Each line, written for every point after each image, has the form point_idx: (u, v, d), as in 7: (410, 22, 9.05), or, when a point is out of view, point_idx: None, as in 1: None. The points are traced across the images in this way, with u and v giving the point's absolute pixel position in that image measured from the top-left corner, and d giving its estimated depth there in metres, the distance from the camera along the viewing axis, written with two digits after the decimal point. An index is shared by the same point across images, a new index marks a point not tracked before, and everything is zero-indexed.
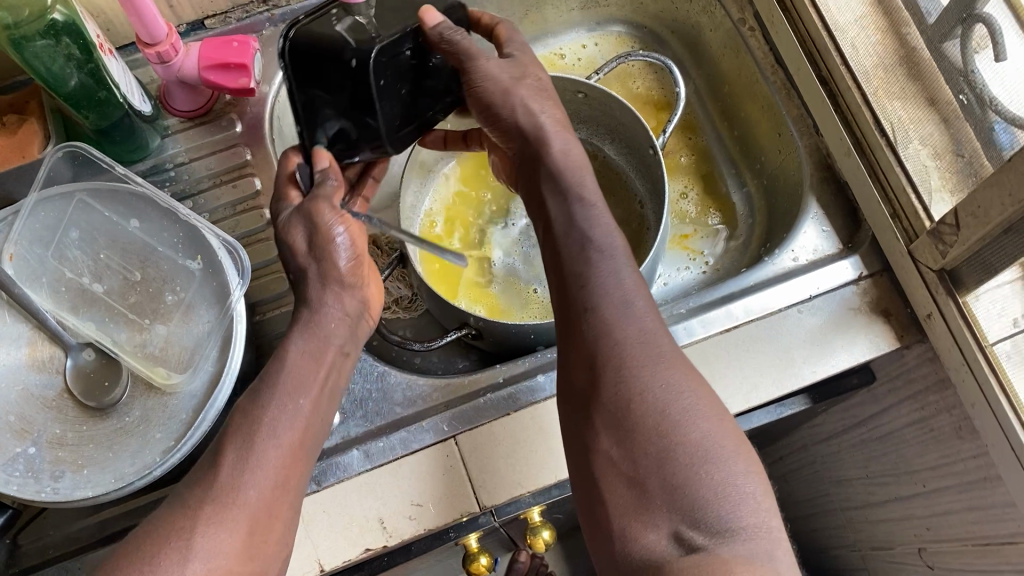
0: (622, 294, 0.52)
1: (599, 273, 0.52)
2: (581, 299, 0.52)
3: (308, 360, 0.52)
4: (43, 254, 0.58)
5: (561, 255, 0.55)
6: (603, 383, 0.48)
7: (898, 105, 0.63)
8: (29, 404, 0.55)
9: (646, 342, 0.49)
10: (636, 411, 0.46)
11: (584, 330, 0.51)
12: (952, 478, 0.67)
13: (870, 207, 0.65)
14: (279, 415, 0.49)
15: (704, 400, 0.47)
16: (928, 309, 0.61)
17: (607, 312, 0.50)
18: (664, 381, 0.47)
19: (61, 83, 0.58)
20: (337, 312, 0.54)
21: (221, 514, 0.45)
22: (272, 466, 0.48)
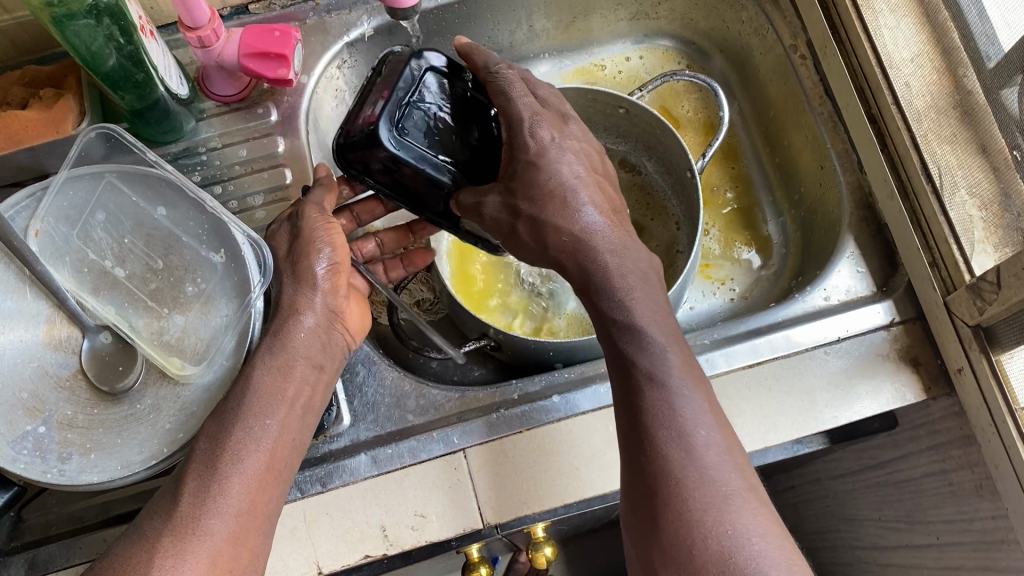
0: (679, 422, 0.47)
1: (657, 396, 0.48)
2: (638, 427, 0.48)
3: (275, 375, 0.54)
4: (69, 234, 0.58)
5: (620, 365, 0.51)
6: (664, 523, 0.44)
7: (947, 149, 0.61)
8: (43, 382, 0.55)
9: (709, 476, 0.45)
10: (699, 556, 0.42)
11: (642, 461, 0.47)
12: (966, 535, 0.65)
13: (909, 252, 0.63)
14: (246, 437, 0.51)
15: (774, 534, 0.44)
16: (960, 363, 0.59)
17: (665, 444, 0.46)
18: (730, 521, 0.43)
19: (100, 61, 0.58)
20: (307, 320, 0.57)
21: (182, 544, 0.45)
22: (237, 493, 0.48)
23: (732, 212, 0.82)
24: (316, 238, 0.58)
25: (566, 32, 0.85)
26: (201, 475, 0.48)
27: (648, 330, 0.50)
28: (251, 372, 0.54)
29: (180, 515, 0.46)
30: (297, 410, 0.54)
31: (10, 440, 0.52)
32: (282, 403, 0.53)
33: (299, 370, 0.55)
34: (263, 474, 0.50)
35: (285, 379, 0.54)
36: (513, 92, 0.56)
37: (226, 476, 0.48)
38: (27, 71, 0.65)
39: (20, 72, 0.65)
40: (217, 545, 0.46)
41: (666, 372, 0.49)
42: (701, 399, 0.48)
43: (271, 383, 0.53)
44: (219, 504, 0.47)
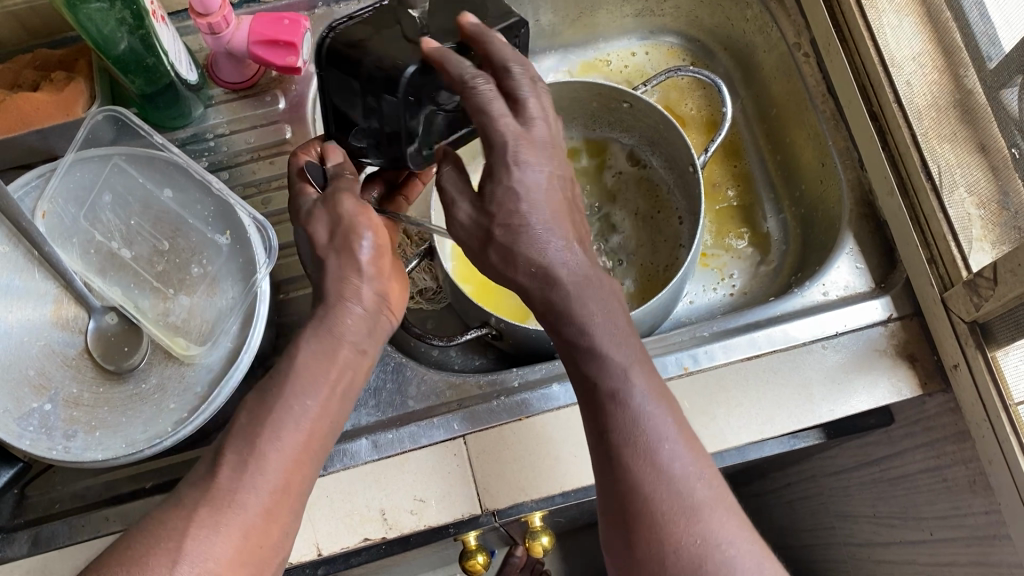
0: (647, 440, 0.47)
1: (620, 413, 0.48)
2: (606, 445, 0.48)
3: (320, 359, 0.51)
4: (77, 215, 0.59)
5: (581, 382, 0.50)
6: (636, 544, 0.46)
7: (947, 147, 0.62)
8: (50, 360, 0.56)
9: (678, 492, 0.46)
10: (676, 574, 0.44)
11: (612, 480, 0.47)
12: (959, 530, 0.66)
13: (908, 248, 0.64)
14: (284, 417, 0.49)
15: (746, 541, 0.45)
16: (955, 359, 0.60)
17: (634, 464, 0.47)
18: (703, 536, 0.45)
19: (111, 45, 0.58)
20: (356, 308, 0.54)
21: (215, 518, 0.44)
22: (274, 471, 0.47)
23: (734, 208, 0.83)
24: (356, 221, 0.55)
25: (572, 27, 0.86)
26: (237, 443, 0.47)
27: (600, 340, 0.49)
28: (295, 352, 0.51)
29: (216, 488, 0.45)
30: (338, 393, 0.52)
31: (16, 416, 0.53)
32: (323, 385, 0.51)
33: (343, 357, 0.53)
34: (298, 455, 0.49)
35: (329, 364, 0.52)
36: (494, 111, 0.49)
37: (263, 447, 0.47)
38: (38, 55, 0.66)
39: (32, 56, 0.66)
40: (251, 520, 0.45)
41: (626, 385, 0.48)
42: (662, 408, 0.48)
43: (314, 364, 0.51)
44: (256, 474, 0.46)
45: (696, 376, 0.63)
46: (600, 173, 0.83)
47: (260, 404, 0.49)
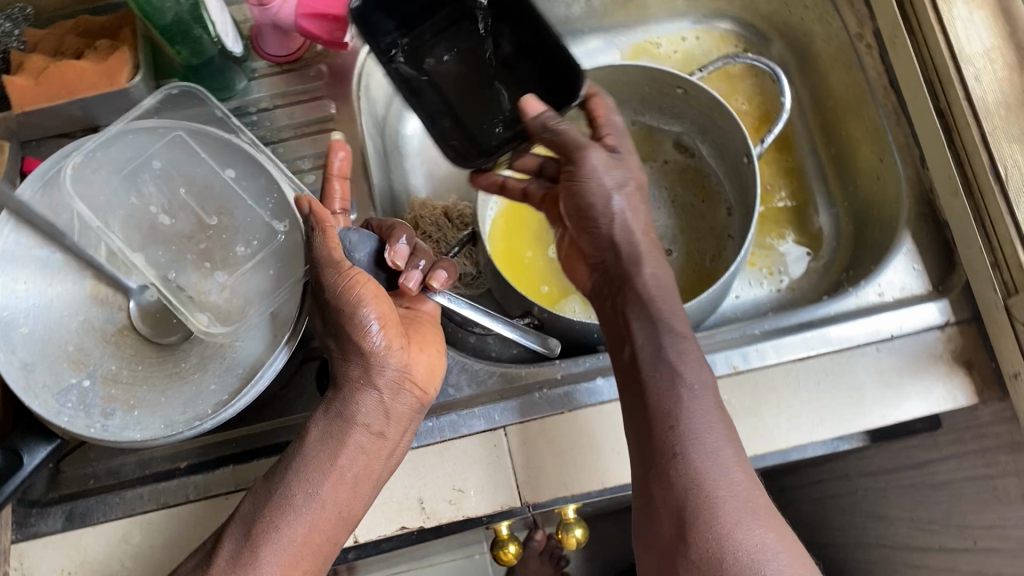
0: (711, 439, 0.51)
1: (689, 412, 0.51)
2: (665, 440, 0.51)
3: (326, 441, 0.54)
4: (120, 185, 0.58)
5: (644, 385, 0.54)
6: (692, 541, 0.47)
7: (1016, 148, 0.59)
8: (89, 335, 0.55)
9: (735, 490, 0.49)
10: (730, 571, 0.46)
11: (669, 475, 0.50)
12: (1007, 541, 0.64)
13: (970, 251, 0.62)
14: (286, 505, 0.52)
15: (791, 549, 0.48)
16: (1017, 367, 0.58)
17: (697, 458, 0.50)
18: (753, 539, 0.47)
19: (158, 13, 0.57)
20: (369, 393, 0.55)
21: None
22: (270, 567, 0.51)
23: (785, 207, 0.80)
24: (342, 308, 0.54)
25: (623, 9, 0.84)
26: (235, 540, 0.51)
27: (670, 342, 0.55)
28: (306, 436, 0.54)
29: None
30: (354, 480, 0.54)
31: (55, 392, 0.52)
32: (330, 471, 0.53)
33: (355, 442, 0.54)
34: (305, 538, 0.52)
35: (338, 449, 0.54)
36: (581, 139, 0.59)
37: (259, 550, 0.51)
38: (81, 21, 0.64)
39: (74, 21, 0.64)
40: None
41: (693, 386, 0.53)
42: (718, 417, 0.52)
43: (319, 453, 0.53)
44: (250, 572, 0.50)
45: (746, 376, 0.61)
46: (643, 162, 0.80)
47: (262, 489, 0.54)
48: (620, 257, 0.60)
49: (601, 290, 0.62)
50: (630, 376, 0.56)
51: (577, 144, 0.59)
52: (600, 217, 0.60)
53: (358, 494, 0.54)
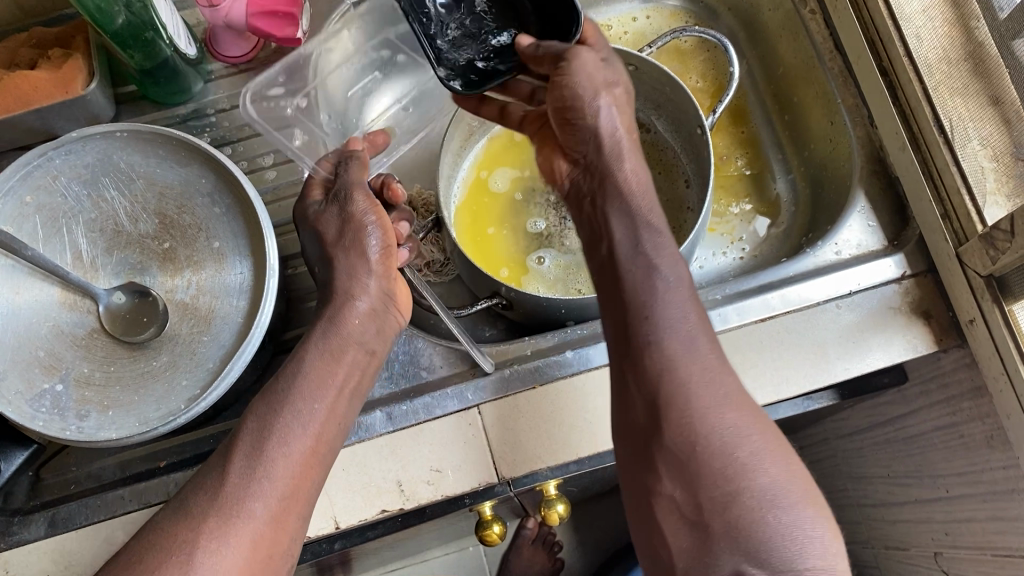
0: (687, 329, 0.50)
1: (664, 301, 0.51)
2: (640, 330, 0.50)
3: (326, 360, 0.56)
4: (81, 193, 0.58)
5: (622, 278, 0.53)
6: (664, 423, 0.47)
7: (958, 101, 0.61)
8: (60, 341, 0.56)
9: (709, 377, 0.48)
10: (702, 453, 0.45)
11: (641, 364, 0.49)
12: (977, 486, 0.66)
13: (920, 204, 0.64)
14: (292, 420, 0.52)
15: (773, 438, 0.47)
16: (972, 314, 0.60)
17: (670, 345, 0.49)
18: (733, 426, 0.46)
19: (108, 19, 0.58)
20: (362, 304, 0.59)
21: (224, 528, 0.47)
22: (281, 477, 0.50)
23: (744, 174, 0.82)
24: (364, 220, 0.60)
25: None
26: (246, 458, 0.50)
27: (658, 252, 0.55)
28: (304, 355, 0.55)
29: (225, 493, 0.48)
30: (345, 395, 0.56)
31: (28, 398, 0.53)
32: (330, 387, 0.55)
33: (350, 358, 0.57)
34: (307, 457, 0.51)
35: (336, 364, 0.56)
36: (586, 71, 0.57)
37: (271, 461, 0.50)
38: (33, 33, 0.65)
39: (28, 34, 0.65)
40: (258, 527, 0.48)
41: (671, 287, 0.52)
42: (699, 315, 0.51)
43: (323, 368, 0.55)
44: (263, 483, 0.49)
45: None
46: None
47: (259, 417, 0.52)
48: (601, 152, 0.59)
49: (580, 186, 0.62)
50: (608, 283, 0.55)
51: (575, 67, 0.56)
52: (586, 115, 0.59)
53: (352, 409, 0.56)
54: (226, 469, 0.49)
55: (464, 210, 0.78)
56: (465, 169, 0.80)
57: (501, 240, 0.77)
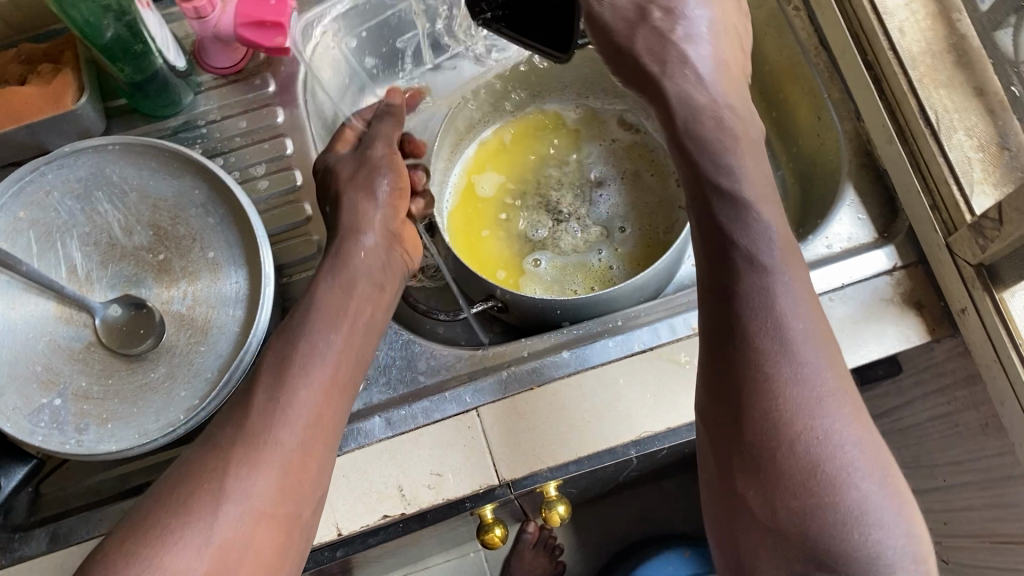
0: (781, 316, 0.45)
1: (760, 288, 0.45)
2: (730, 315, 0.46)
3: (337, 292, 0.57)
4: (74, 207, 0.59)
5: (713, 250, 0.47)
6: (748, 421, 0.45)
7: (943, 93, 0.62)
8: (56, 355, 0.55)
9: (805, 374, 0.45)
10: (786, 461, 0.44)
11: (730, 351, 0.46)
12: (974, 474, 0.67)
13: (909, 196, 0.64)
14: (311, 351, 0.53)
15: (865, 433, 0.45)
16: (963, 303, 0.60)
17: (761, 340, 0.45)
18: (825, 432, 0.44)
19: (97, 33, 0.58)
20: (367, 239, 0.61)
21: (253, 456, 0.48)
22: (305, 405, 0.51)
23: None
24: (379, 162, 0.64)
25: None
26: (268, 390, 0.51)
27: (758, 208, 0.47)
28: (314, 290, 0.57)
29: (250, 423, 0.50)
30: (359, 324, 0.57)
31: (26, 413, 0.53)
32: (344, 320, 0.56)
33: (361, 287, 0.59)
34: (329, 386, 0.53)
35: (348, 295, 0.57)
36: None
37: (294, 391, 0.51)
38: (22, 49, 0.65)
39: (17, 50, 0.65)
40: (288, 453, 0.49)
41: (772, 258, 0.46)
42: (799, 282, 0.46)
43: (334, 298, 0.57)
44: (287, 416, 0.50)
45: None
46: (591, 141, 0.81)
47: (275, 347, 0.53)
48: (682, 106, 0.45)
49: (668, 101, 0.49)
50: (700, 235, 0.48)
51: None
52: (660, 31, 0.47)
53: (366, 340, 0.57)
54: (250, 401, 0.51)
55: (458, 216, 0.79)
56: (454, 173, 0.81)
57: (495, 244, 0.77)
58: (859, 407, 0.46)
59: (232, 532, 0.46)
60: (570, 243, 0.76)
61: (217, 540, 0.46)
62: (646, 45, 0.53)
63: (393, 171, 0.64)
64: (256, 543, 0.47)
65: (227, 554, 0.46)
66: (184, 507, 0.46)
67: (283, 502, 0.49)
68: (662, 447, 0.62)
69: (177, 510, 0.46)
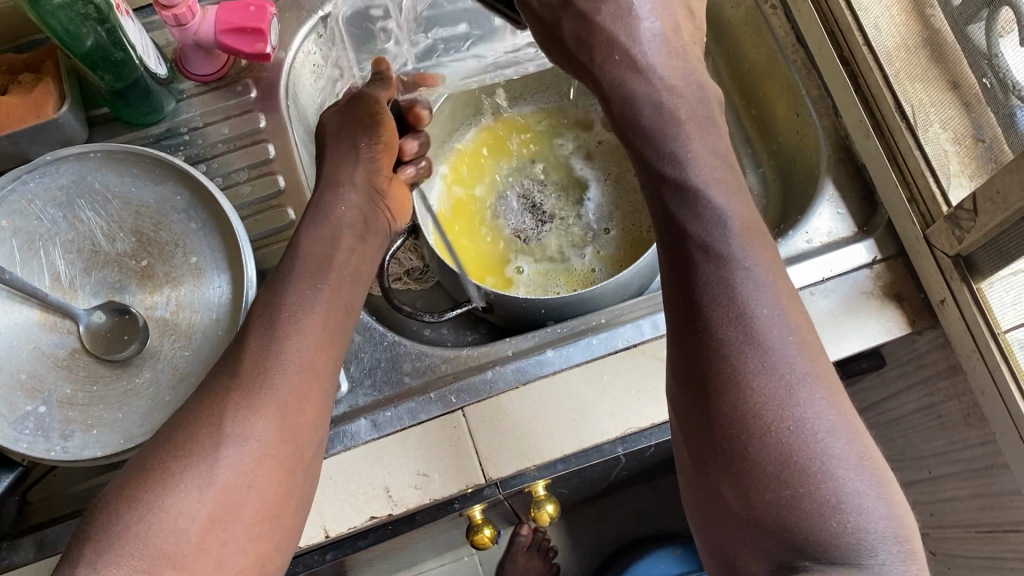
0: (742, 303, 0.42)
1: (715, 277, 0.42)
2: (688, 306, 0.43)
3: (321, 244, 0.57)
4: (57, 215, 0.59)
5: (670, 244, 0.44)
6: (713, 414, 0.42)
7: (918, 87, 0.62)
8: (40, 362, 0.55)
9: (771, 361, 0.41)
10: (755, 453, 0.40)
11: (693, 342, 0.43)
12: (958, 465, 0.67)
13: (887, 189, 0.65)
14: (300, 300, 0.53)
15: (844, 419, 0.41)
16: (942, 294, 0.61)
17: (722, 328, 0.42)
18: (797, 419, 0.40)
19: (77, 41, 0.58)
20: (346, 193, 0.61)
21: (250, 400, 0.47)
22: (299, 349, 0.50)
23: None
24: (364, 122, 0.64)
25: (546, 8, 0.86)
26: (262, 336, 0.50)
27: (708, 190, 0.44)
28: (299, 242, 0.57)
29: (244, 370, 0.48)
30: (346, 278, 0.57)
31: (11, 420, 0.53)
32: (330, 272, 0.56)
33: (346, 241, 0.59)
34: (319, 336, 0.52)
35: (334, 249, 0.57)
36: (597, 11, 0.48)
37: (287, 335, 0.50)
38: (4, 59, 0.65)
39: None
40: (283, 397, 0.48)
41: (726, 241, 0.43)
42: (763, 268, 0.43)
43: (319, 250, 0.57)
44: (281, 361, 0.49)
45: None
46: (573, 146, 0.82)
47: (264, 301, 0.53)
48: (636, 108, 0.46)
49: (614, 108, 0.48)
50: (653, 226, 0.46)
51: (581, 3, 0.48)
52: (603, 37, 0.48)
53: (354, 291, 0.57)
54: (243, 351, 0.50)
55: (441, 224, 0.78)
56: (434, 183, 0.80)
57: (482, 252, 0.77)
58: (841, 393, 0.43)
59: (231, 477, 0.45)
60: (555, 250, 0.77)
61: (219, 484, 0.44)
62: (572, 31, 0.49)
63: (375, 128, 0.64)
64: (258, 488, 0.46)
65: (229, 499, 0.44)
66: (182, 451, 0.45)
67: (284, 445, 0.47)
68: (649, 443, 0.62)
69: (174, 457, 0.44)
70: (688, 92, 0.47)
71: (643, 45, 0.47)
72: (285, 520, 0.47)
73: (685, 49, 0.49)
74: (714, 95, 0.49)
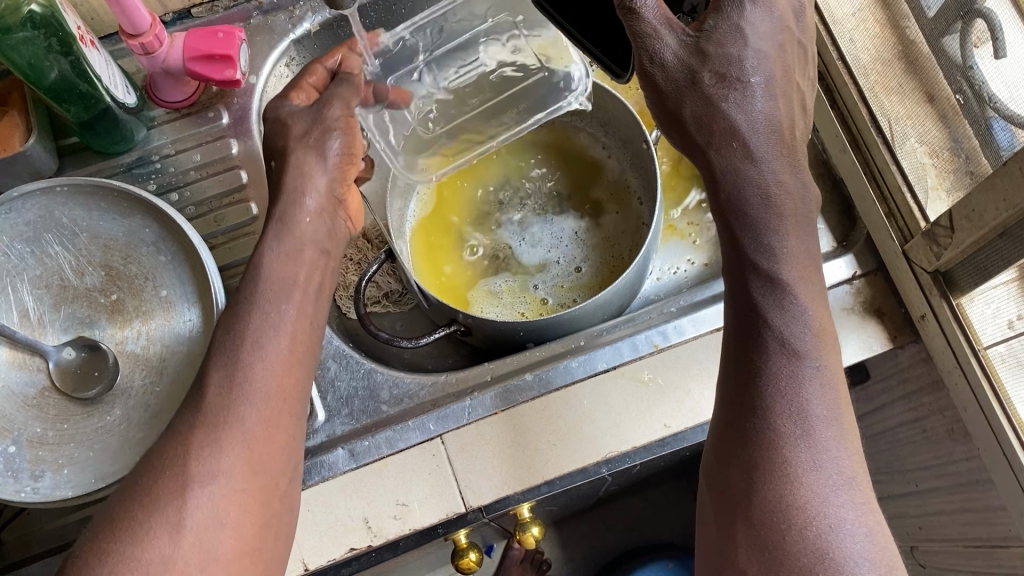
0: (804, 403, 0.42)
1: (786, 372, 0.42)
2: (749, 394, 0.43)
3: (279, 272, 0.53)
4: (24, 250, 0.58)
5: (741, 333, 0.45)
6: (755, 500, 0.41)
7: (895, 100, 0.61)
8: (9, 402, 0.55)
9: (821, 463, 0.41)
10: (791, 546, 0.39)
11: (747, 428, 0.42)
12: (944, 479, 0.67)
13: (865, 204, 0.65)
14: (263, 326, 0.49)
15: (878, 528, 0.40)
16: (922, 310, 0.60)
17: (782, 422, 0.42)
18: (836, 519, 0.40)
19: (41, 75, 0.57)
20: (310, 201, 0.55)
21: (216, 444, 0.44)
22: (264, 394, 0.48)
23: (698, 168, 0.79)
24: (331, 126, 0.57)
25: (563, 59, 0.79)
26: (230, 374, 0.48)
27: (796, 288, 0.43)
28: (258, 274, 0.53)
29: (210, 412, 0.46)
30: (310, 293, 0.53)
31: None
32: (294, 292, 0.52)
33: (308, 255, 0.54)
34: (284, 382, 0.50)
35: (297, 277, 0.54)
36: (724, 97, 0.44)
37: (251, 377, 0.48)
38: None
39: None
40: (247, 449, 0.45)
41: (803, 340, 0.43)
42: (830, 375, 0.43)
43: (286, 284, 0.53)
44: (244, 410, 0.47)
45: (667, 353, 0.63)
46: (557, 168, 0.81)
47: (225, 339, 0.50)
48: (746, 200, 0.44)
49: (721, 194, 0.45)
50: (730, 315, 0.46)
51: (713, 80, 0.44)
52: (732, 118, 0.44)
53: None
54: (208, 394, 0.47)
55: (418, 241, 0.78)
56: (416, 197, 0.78)
57: (458, 273, 0.77)
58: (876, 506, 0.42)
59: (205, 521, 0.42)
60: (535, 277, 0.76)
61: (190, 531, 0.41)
62: (693, 113, 0.45)
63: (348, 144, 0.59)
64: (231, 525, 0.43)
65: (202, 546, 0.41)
66: None
67: (258, 481, 0.45)
68: (633, 463, 0.61)
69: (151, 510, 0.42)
70: (795, 188, 0.45)
71: (756, 130, 0.45)
72: (265, 565, 0.44)
73: (795, 144, 0.46)
74: (796, 178, 0.45)
